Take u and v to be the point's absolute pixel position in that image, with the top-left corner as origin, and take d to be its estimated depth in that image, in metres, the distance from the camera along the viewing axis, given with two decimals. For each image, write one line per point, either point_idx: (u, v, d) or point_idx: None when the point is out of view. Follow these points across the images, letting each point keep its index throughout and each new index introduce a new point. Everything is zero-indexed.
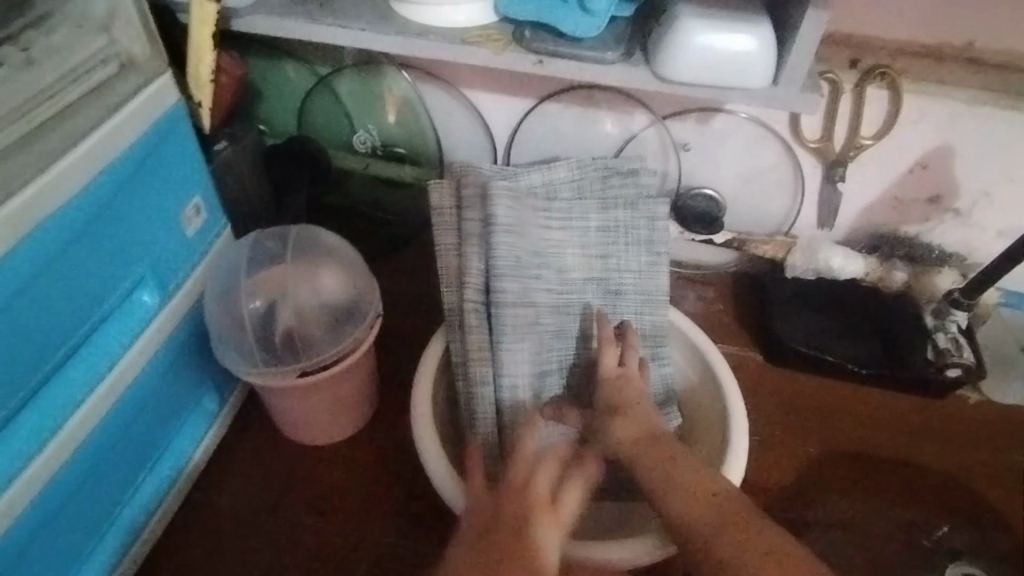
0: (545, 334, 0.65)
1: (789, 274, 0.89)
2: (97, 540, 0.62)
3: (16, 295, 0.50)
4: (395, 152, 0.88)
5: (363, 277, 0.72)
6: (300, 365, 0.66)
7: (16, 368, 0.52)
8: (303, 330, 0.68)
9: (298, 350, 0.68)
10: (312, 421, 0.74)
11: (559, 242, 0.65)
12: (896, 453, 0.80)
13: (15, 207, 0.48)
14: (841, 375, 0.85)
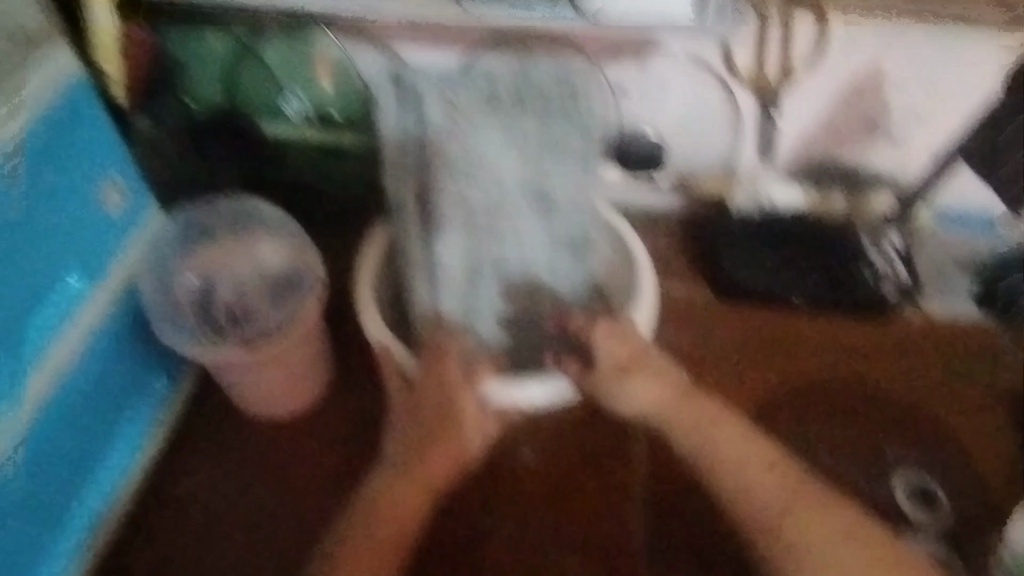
0: (480, 237, 0.74)
1: (733, 212, 0.90)
2: (63, 512, 0.68)
3: None
4: (331, 118, 0.84)
5: (304, 248, 0.72)
6: (243, 334, 0.66)
7: None
8: (243, 302, 0.68)
9: (237, 321, 0.67)
10: (283, 396, 0.75)
11: (492, 156, 0.74)
12: (840, 379, 0.84)
13: None
14: (788, 305, 0.87)
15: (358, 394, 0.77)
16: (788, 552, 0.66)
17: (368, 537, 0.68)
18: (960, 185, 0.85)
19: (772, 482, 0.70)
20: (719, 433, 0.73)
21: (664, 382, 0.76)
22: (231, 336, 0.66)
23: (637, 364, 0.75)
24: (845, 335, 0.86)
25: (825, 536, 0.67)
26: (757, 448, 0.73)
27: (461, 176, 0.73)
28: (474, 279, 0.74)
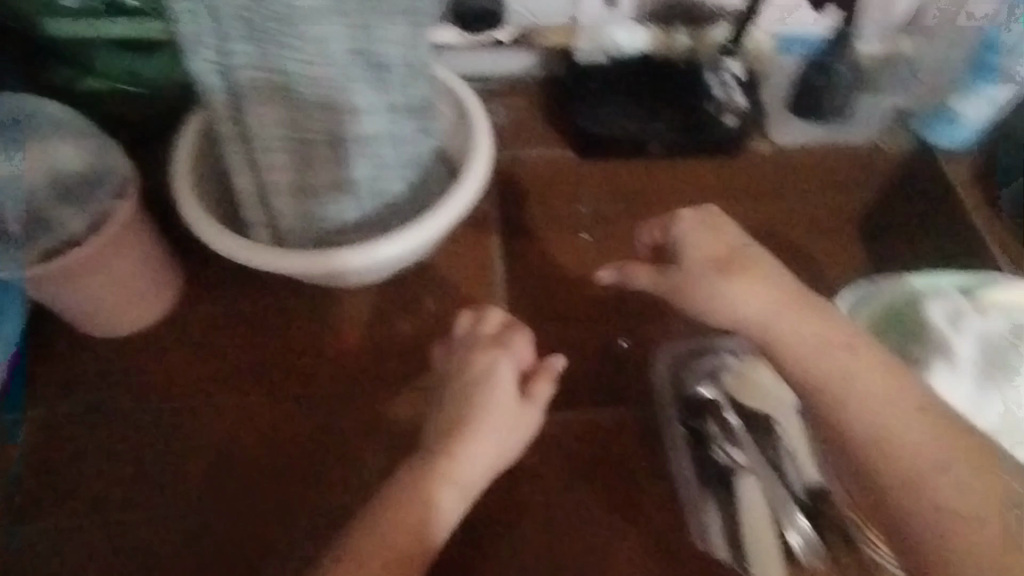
0: (308, 117, 0.71)
1: (581, 61, 0.88)
2: None
3: None
4: (126, 7, 0.75)
5: (102, 144, 0.66)
6: (47, 245, 0.62)
7: None
8: (43, 209, 0.63)
9: (37, 230, 0.63)
10: (139, 308, 0.73)
11: (310, 22, 0.63)
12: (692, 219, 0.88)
13: None
14: (643, 151, 0.89)
15: (223, 301, 0.77)
16: (886, 462, 0.52)
17: (361, 532, 0.55)
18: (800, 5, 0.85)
19: (887, 403, 0.54)
20: (830, 349, 0.57)
21: (810, 306, 0.59)
22: (32, 248, 0.62)
23: (737, 259, 0.61)
24: (703, 173, 0.89)
25: (943, 448, 0.51)
26: (883, 370, 0.55)
27: (265, 36, 0.64)
28: (308, 158, 0.73)
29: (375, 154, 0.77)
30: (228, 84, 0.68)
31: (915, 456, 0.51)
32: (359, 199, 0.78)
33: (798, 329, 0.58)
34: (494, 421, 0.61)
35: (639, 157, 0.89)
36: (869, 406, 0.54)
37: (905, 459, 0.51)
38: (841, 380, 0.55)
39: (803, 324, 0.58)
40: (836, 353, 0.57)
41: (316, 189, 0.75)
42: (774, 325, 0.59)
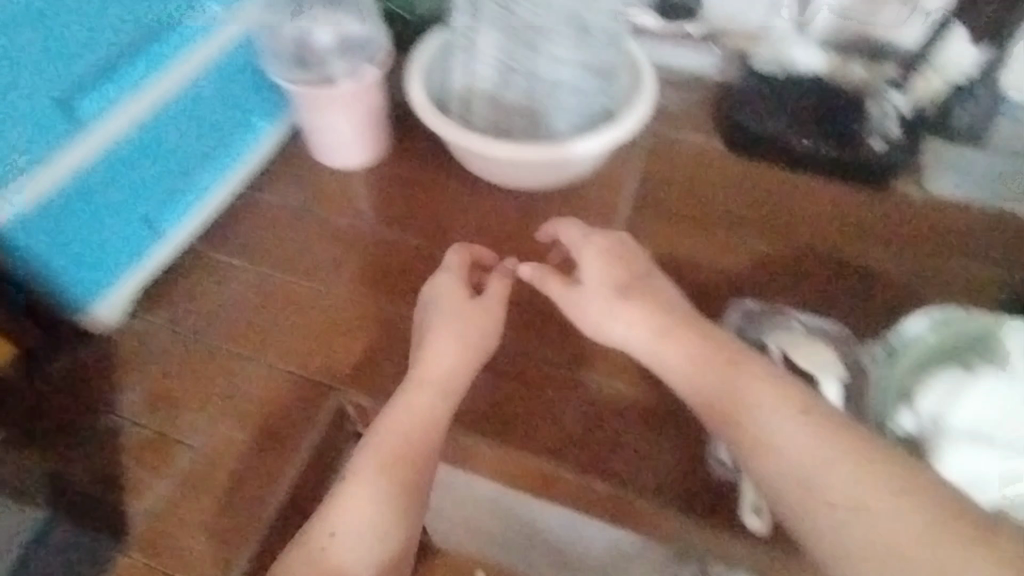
0: (517, 46, 0.92)
1: (758, 69, 0.97)
2: (178, 194, 0.83)
3: None
4: None
5: (379, 22, 0.88)
6: (327, 77, 0.85)
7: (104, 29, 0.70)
8: (328, 58, 0.86)
9: (321, 68, 0.86)
10: (364, 145, 0.92)
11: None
12: (822, 239, 0.91)
13: None
14: (792, 161, 0.96)
15: (409, 167, 0.95)
16: (778, 474, 0.57)
17: (382, 430, 0.67)
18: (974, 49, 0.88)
19: (773, 410, 0.59)
20: (704, 371, 0.63)
21: (654, 305, 0.68)
22: (315, 76, 0.85)
23: (633, 286, 0.69)
24: (845, 199, 0.94)
25: (843, 485, 0.54)
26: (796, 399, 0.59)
27: None
28: (508, 78, 0.94)
29: (558, 92, 0.95)
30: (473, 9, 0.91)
31: (779, 463, 0.57)
32: (535, 127, 0.97)
33: (680, 354, 0.65)
34: (471, 324, 0.72)
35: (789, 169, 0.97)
36: (751, 426, 0.59)
37: (784, 465, 0.56)
38: (704, 401, 0.63)
39: (676, 337, 0.65)
40: (665, 356, 0.66)
41: (506, 108, 0.95)
42: (649, 346, 0.66)
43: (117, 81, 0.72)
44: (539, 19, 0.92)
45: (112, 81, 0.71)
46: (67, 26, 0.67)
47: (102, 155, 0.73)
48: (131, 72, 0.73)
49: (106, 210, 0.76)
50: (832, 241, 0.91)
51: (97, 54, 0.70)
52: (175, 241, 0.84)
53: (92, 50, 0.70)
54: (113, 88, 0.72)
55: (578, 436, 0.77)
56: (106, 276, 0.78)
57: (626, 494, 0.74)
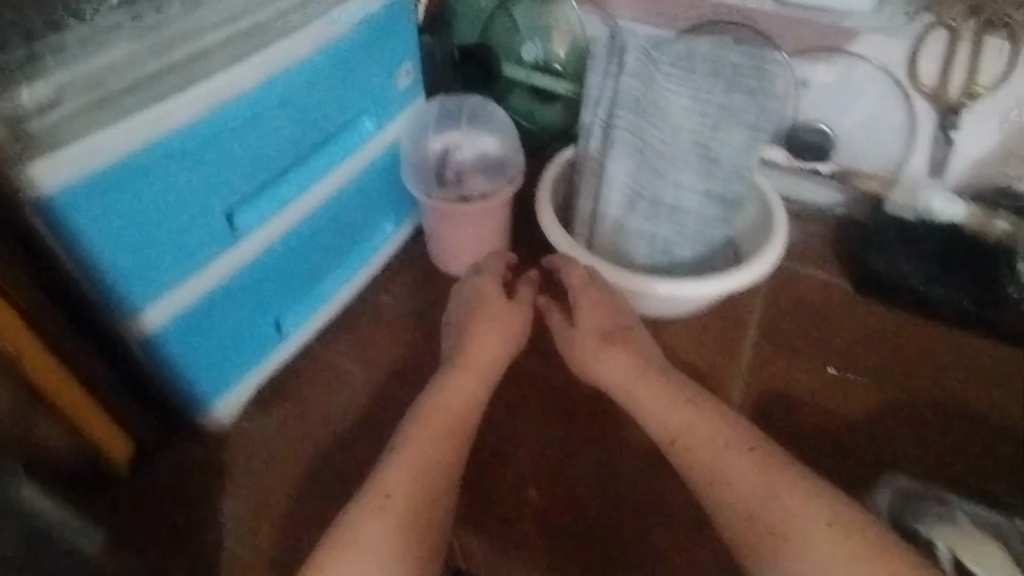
0: (645, 174, 0.94)
1: (890, 212, 0.95)
2: (306, 293, 0.87)
3: (280, 100, 0.72)
4: (553, 68, 1.01)
5: (515, 142, 0.91)
6: (464, 194, 0.87)
7: (273, 152, 0.74)
8: (467, 174, 0.89)
9: (458, 184, 0.88)
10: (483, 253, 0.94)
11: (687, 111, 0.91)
12: (968, 400, 0.84)
13: (282, 47, 0.70)
14: (925, 310, 0.92)
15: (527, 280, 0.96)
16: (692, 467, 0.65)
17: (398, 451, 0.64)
18: None
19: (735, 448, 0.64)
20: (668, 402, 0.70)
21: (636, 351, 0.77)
22: (452, 192, 0.87)
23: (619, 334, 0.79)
24: (984, 353, 0.89)
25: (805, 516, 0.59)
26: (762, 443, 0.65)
27: (647, 116, 0.92)
28: (633, 203, 0.95)
29: (680, 219, 0.96)
30: (610, 134, 0.92)
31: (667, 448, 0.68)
32: (654, 250, 0.97)
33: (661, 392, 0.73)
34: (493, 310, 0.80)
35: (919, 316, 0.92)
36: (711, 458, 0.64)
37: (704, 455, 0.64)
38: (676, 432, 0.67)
39: (647, 380, 0.74)
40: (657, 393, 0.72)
41: (629, 231, 0.96)
42: (614, 375, 0.76)
43: (274, 197, 0.76)
44: (669, 150, 0.93)
45: (269, 197, 0.75)
46: (240, 147, 0.70)
47: (248, 265, 0.78)
48: (286, 188, 0.77)
49: (243, 312, 0.80)
50: (979, 405, 0.83)
51: (263, 174, 0.74)
52: (295, 335, 0.88)
53: (259, 171, 0.74)
54: (269, 203, 0.75)
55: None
56: (231, 376, 0.82)
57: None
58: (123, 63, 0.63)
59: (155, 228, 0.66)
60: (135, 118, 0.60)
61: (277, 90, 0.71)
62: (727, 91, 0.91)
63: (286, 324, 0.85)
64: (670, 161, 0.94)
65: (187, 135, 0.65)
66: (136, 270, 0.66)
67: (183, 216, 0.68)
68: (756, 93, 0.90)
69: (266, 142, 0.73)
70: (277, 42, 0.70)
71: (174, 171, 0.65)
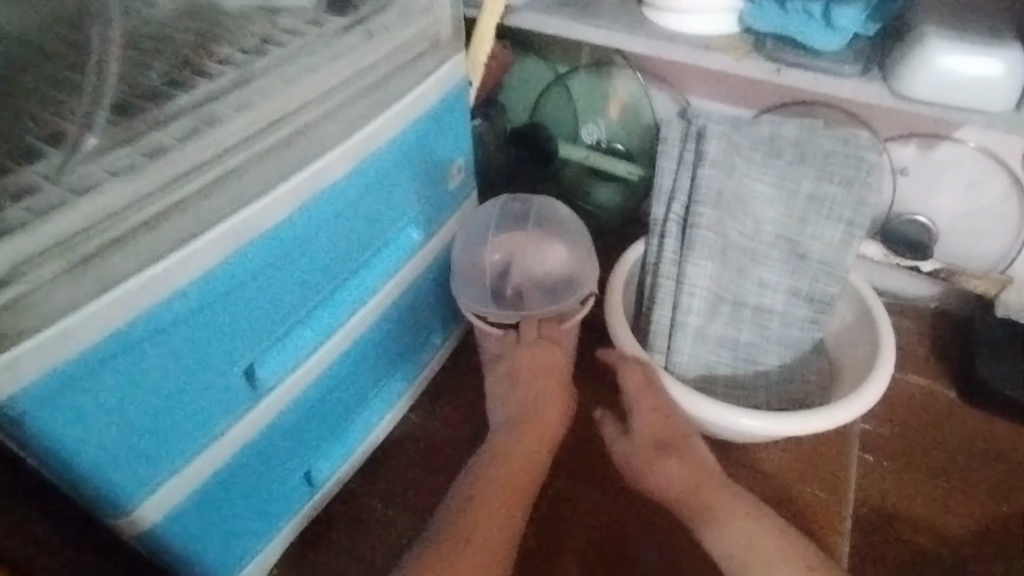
0: (729, 275, 0.82)
1: (1000, 316, 0.83)
2: (342, 431, 0.74)
3: (310, 231, 0.60)
4: (614, 149, 0.89)
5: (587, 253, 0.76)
6: (521, 317, 0.73)
7: (302, 289, 0.62)
8: (528, 294, 0.75)
9: (516, 302, 0.74)
10: None
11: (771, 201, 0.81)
12: None
13: (314, 171, 0.58)
14: None
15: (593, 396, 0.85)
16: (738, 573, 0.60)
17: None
18: None
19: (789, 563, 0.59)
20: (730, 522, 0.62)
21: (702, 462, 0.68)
22: (509, 313, 0.74)
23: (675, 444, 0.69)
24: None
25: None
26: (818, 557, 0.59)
27: (730, 210, 0.80)
28: (715, 308, 0.82)
29: (766, 323, 0.85)
30: (691, 234, 0.79)
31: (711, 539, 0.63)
32: (737, 360, 0.85)
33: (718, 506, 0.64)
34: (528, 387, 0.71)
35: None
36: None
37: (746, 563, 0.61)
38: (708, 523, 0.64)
39: (707, 497, 0.65)
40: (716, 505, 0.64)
41: (711, 341, 0.83)
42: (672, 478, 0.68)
43: (297, 345, 0.64)
44: (754, 246, 0.82)
45: (291, 346, 0.63)
46: (257, 298, 0.58)
47: (274, 418, 0.65)
48: (312, 333, 0.65)
49: (269, 470, 0.67)
50: None
51: (290, 315, 0.62)
52: (330, 479, 0.75)
53: (284, 314, 0.61)
54: (291, 353, 0.63)
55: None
56: (255, 545, 0.69)
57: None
58: (113, 212, 0.50)
59: (149, 411, 0.53)
60: (121, 290, 0.48)
61: (308, 221, 0.60)
62: (818, 180, 0.80)
63: (317, 476, 0.72)
64: (756, 259, 0.83)
65: (189, 299, 0.52)
66: (131, 463, 0.53)
67: (186, 389, 0.55)
68: (853, 185, 0.80)
69: (293, 281, 0.61)
70: (307, 166, 0.58)
71: (174, 342, 0.53)
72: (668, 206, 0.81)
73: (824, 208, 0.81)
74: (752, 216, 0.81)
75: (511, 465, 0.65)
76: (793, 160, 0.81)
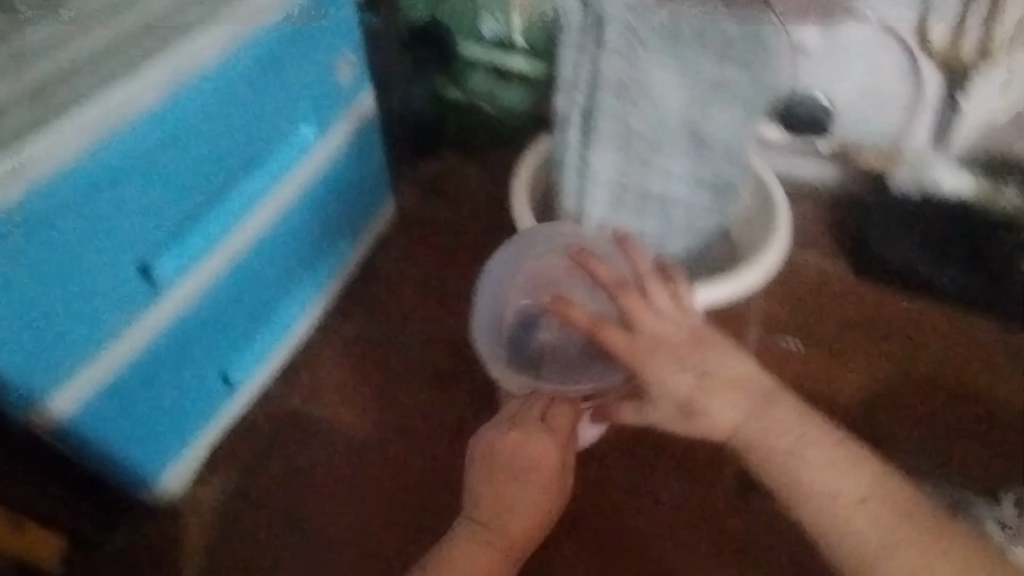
0: (631, 166, 0.83)
1: (891, 189, 0.89)
2: (256, 336, 0.74)
3: (192, 118, 0.58)
4: (514, 44, 0.89)
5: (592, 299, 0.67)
6: (533, 385, 0.65)
7: (192, 181, 0.60)
8: (555, 352, 0.69)
9: (517, 356, 0.70)
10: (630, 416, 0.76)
11: (674, 91, 0.78)
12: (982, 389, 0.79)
13: (187, 51, 0.56)
14: (929, 293, 0.85)
15: None
16: (840, 538, 0.48)
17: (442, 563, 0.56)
18: None
19: (837, 480, 0.49)
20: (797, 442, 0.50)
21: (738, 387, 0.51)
22: (519, 363, 0.69)
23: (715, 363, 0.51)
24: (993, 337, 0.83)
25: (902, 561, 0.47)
26: (863, 480, 0.49)
27: (629, 102, 0.78)
28: (618, 197, 0.86)
29: (670, 210, 0.87)
30: (592, 125, 0.81)
31: (813, 502, 0.49)
32: (642, 246, 0.89)
33: (781, 426, 0.50)
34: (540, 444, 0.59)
35: (925, 300, 0.86)
36: (827, 507, 0.49)
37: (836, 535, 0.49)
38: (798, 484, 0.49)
39: (781, 433, 0.50)
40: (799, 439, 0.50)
41: (614, 227, 0.88)
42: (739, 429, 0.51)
43: (200, 238, 0.62)
44: (655, 136, 0.81)
45: (196, 238, 0.62)
46: (146, 187, 0.56)
47: (180, 317, 0.63)
48: (215, 225, 0.63)
49: (180, 372, 0.66)
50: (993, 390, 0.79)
51: (182, 209, 0.60)
52: (247, 383, 0.75)
53: (176, 207, 0.60)
54: (196, 246, 0.62)
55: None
56: (179, 443, 0.69)
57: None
58: None
59: (34, 303, 0.52)
60: None
61: (188, 106, 0.57)
62: (720, 66, 0.78)
63: (237, 376, 0.73)
64: (659, 149, 0.82)
65: (61, 184, 0.50)
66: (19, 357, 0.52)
67: (72, 283, 0.54)
68: (751, 69, 0.78)
69: (181, 171, 0.59)
70: (177, 45, 0.55)
71: (50, 231, 0.51)
72: (573, 100, 0.81)
73: (724, 94, 0.79)
74: (653, 107, 0.79)
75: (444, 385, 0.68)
76: (695, 47, 0.77)
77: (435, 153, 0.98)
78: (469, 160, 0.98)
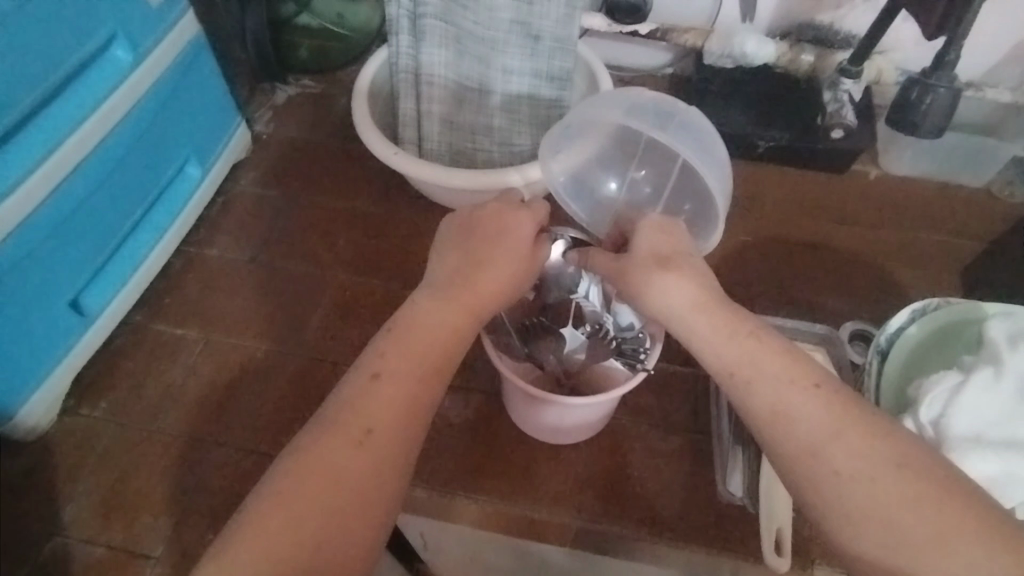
0: (461, 69, 0.84)
1: (707, 62, 0.91)
2: (104, 263, 0.76)
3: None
4: None
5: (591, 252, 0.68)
6: (527, 347, 0.67)
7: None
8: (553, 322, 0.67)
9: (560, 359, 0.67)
10: (582, 432, 0.72)
11: None
12: (799, 230, 0.90)
13: None
14: (749, 151, 0.93)
15: (366, 198, 0.89)
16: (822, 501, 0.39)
17: None
18: (897, 32, 0.89)
19: (868, 462, 0.38)
20: (791, 397, 0.41)
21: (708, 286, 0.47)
22: (518, 345, 0.67)
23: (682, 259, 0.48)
24: (810, 187, 0.93)
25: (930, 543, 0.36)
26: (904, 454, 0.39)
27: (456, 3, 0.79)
28: (456, 98, 0.86)
29: (519, 111, 0.86)
30: (421, 19, 0.81)
31: (796, 434, 0.40)
32: (491, 141, 0.88)
33: (811, 418, 0.40)
34: None
35: (758, 163, 0.94)
36: (825, 473, 0.39)
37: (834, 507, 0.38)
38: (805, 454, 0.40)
39: (762, 390, 0.42)
40: (784, 397, 0.41)
41: (458, 125, 0.88)
42: (738, 354, 0.44)
43: (9, 167, 0.62)
44: (488, 35, 0.80)
45: (18, 154, 0.62)
46: None
47: (14, 239, 0.63)
48: (35, 142, 0.64)
49: (24, 304, 0.67)
50: (811, 227, 0.90)
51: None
52: (106, 310, 0.76)
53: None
54: (21, 162, 0.63)
55: (595, 486, 0.72)
56: (38, 375, 0.70)
57: (650, 541, 0.69)
58: None
59: None
60: None
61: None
62: None
63: (87, 305, 0.74)
64: (489, 48, 0.81)
65: None
66: None
67: None
68: None
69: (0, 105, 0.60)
70: None
71: None
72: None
73: None
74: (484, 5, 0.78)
75: (271, 289, 0.82)
76: None
77: (290, 81, 0.99)
78: (327, 84, 0.99)
